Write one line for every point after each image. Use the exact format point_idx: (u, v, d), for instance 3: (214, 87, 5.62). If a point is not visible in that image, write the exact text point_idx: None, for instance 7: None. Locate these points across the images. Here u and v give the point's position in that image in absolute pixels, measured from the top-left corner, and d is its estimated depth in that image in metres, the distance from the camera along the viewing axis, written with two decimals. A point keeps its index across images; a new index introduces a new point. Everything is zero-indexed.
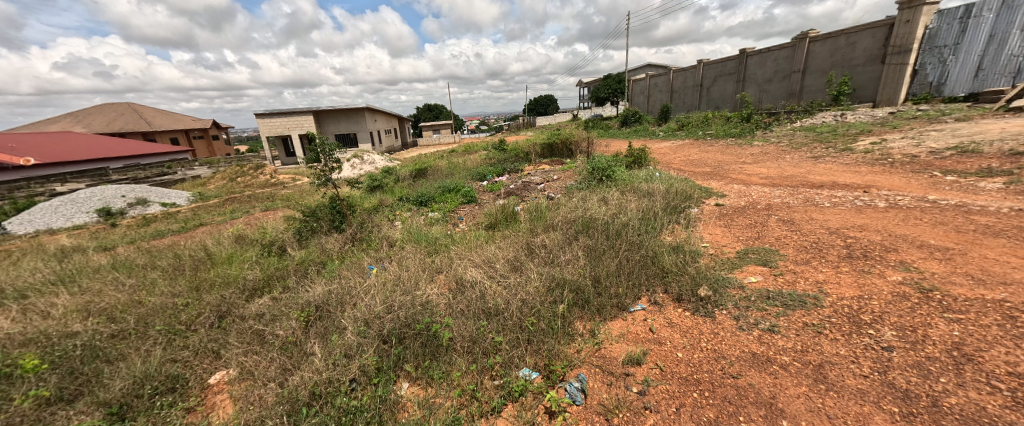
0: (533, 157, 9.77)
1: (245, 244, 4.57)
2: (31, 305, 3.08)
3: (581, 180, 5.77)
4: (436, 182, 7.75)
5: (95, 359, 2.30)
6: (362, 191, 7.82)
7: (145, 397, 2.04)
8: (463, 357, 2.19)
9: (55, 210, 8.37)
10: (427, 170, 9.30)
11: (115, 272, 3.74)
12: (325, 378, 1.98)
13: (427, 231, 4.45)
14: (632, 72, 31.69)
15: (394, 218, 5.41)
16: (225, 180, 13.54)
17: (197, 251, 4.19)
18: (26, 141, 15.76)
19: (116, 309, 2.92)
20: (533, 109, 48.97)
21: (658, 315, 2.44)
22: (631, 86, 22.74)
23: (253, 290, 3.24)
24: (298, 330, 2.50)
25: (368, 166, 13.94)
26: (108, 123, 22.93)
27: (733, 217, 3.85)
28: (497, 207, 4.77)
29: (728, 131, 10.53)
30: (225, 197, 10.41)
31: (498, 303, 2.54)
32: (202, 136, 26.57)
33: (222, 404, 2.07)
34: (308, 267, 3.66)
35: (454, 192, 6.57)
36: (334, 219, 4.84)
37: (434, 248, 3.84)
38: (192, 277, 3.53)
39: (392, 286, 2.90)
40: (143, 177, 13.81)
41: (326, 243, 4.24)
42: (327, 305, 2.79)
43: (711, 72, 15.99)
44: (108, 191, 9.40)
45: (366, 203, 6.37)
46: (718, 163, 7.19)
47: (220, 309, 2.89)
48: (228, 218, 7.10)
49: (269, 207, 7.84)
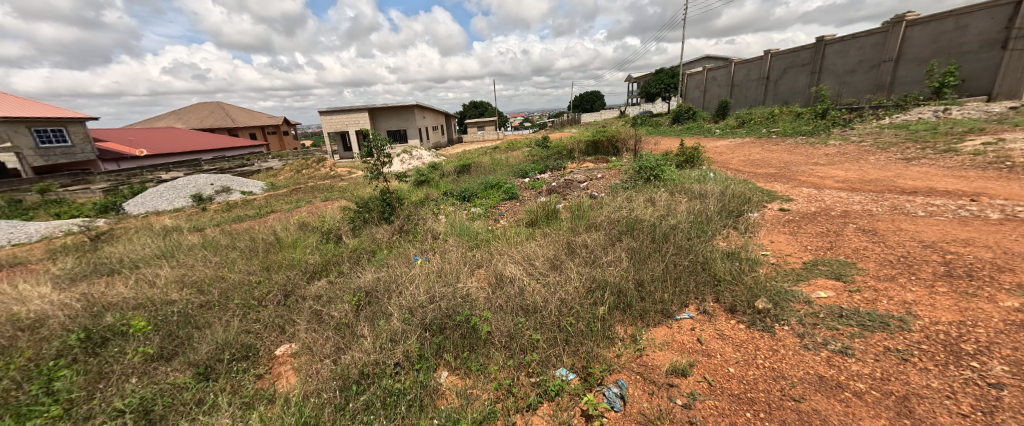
0: (577, 154, 9.59)
1: (307, 231, 5.02)
2: (142, 274, 3.65)
3: (626, 179, 5.56)
4: (479, 178, 7.91)
5: (188, 325, 2.67)
6: (410, 185, 8.21)
7: (225, 361, 2.32)
8: (500, 352, 2.22)
9: (161, 194, 9.83)
10: (471, 166, 9.51)
11: (205, 250, 4.31)
12: (373, 359, 2.12)
13: (469, 226, 4.56)
14: (688, 66, 29.78)
15: (439, 212, 5.62)
16: (293, 172, 14.93)
17: (269, 235, 4.69)
18: (141, 136, 18.62)
19: (203, 282, 3.36)
20: (578, 105, 47.94)
21: (707, 325, 2.28)
22: (686, 80, 21.39)
23: (313, 273, 3.55)
24: (350, 313, 2.70)
25: (416, 161, 14.60)
26: (202, 120, 26.32)
27: (801, 224, 3.48)
28: (539, 205, 4.74)
29: (798, 128, 9.52)
30: (292, 187, 11.51)
31: (536, 300, 2.54)
32: (275, 131, 29.53)
33: (285, 375, 2.30)
34: (361, 255, 3.93)
35: (496, 188, 6.66)
36: (384, 210, 5.16)
37: (475, 243, 3.92)
38: (264, 258, 3.95)
39: (434, 277, 3.02)
40: (227, 168, 15.71)
41: (377, 233, 4.52)
42: (376, 291, 2.97)
43: (780, 64, 14.53)
44: (201, 180, 10.82)
45: (414, 197, 6.67)
46: (784, 164, 6.53)
47: (286, 289, 3.20)
48: (293, 207, 7.84)
49: (328, 198, 8.53)
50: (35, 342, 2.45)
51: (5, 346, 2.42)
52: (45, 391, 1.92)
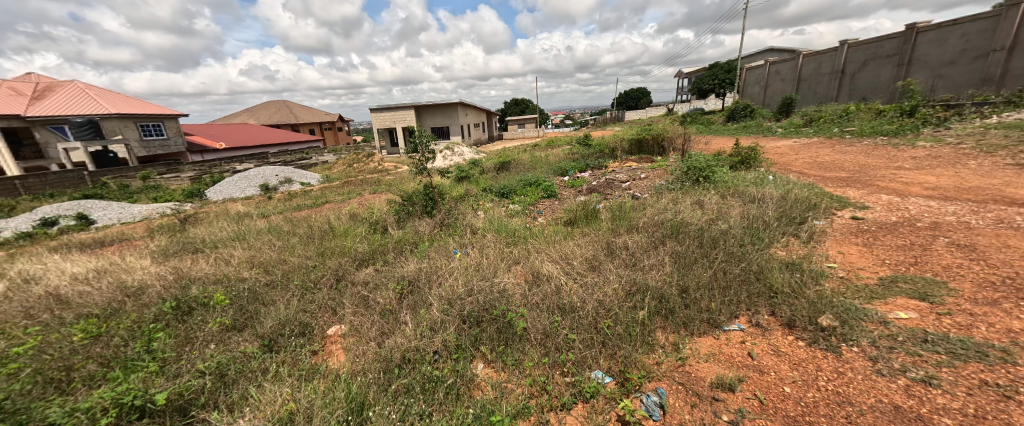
0: (620, 153, 9.28)
1: (357, 221, 5.37)
2: (220, 254, 4.13)
3: (672, 180, 5.29)
4: (518, 175, 7.95)
5: (256, 301, 2.98)
6: (451, 180, 8.45)
7: (285, 336, 2.56)
8: (535, 349, 2.23)
9: (235, 183, 11.00)
10: (510, 163, 9.57)
11: (270, 235, 4.78)
12: (413, 346, 2.23)
13: (507, 222, 4.60)
14: (747, 60, 27.59)
15: (478, 207, 5.73)
16: (345, 166, 15.99)
17: (323, 224, 5.08)
18: (221, 131, 20.94)
19: (269, 264, 3.73)
20: (623, 102, 46.26)
21: (760, 339, 2.12)
22: (745, 75, 19.84)
23: (361, 261, 3.80)
24: (394, 300, 2.85)
25: (457, 157, 15.00)
26: (270, 116, 29.00)
27: (878, 235, 3.10)
28: (578, 204, 4.67)
29: (877, 128, 8.46)
30: (345, 180, 12.34)
31: (573, 300, 2.52)
32: (331, 128, 31.78)
33: (336, 353, 2.49)
34: (404, 246, 4.13)
35: (535, 186, 6.66)
36: (426, 204, 5.37)
37: (513, 240, 3.95)
38: (319, 245, 4.29)
39: (472, 271, 3.10)
40: (290, 161, 17.19)
41: (420, 226, 4.71)
42: (418, 281, 3.11)
43: (858, 55, 12.99)
44: (268, 171, 11.95)
45: (454, 192, 6.86)
46: (858, 167, 5.84)
47: (337, 274, 3.45)
48: (345, 198, 8.41)
49: (376, 191, 9.03)
50: (139, 307, 2.87)
51: (118, 308, 2.87)
52: (146, 348, 2.25)
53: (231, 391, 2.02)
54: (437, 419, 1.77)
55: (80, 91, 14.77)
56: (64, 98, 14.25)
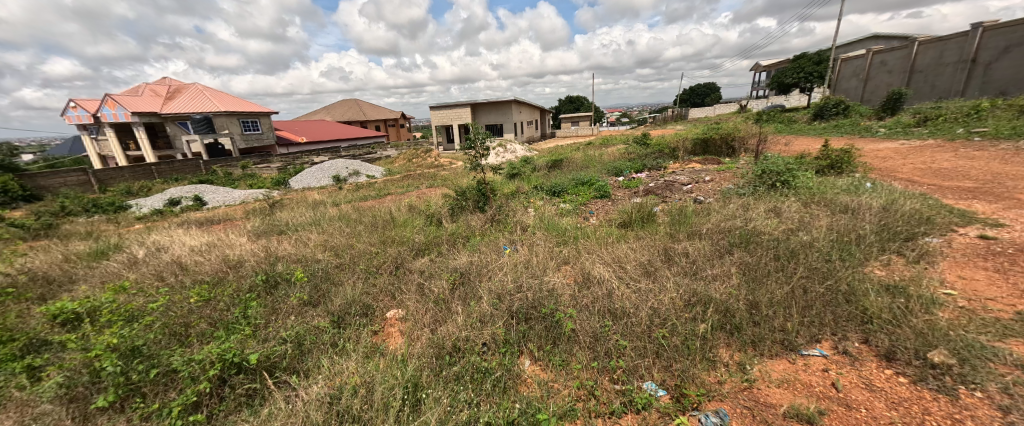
0: (682, 153, 8.69)
1: (415, 212, 5.70)
2: (299, 236, 4.66)
3: (743, 184, 4.83)
4: (570, 174, 7.82)
5: (327, 281, 3.31)
6: (503, 177, 8.58)
7: (351, 315, 2.81)
8: (584, 351, 2.19)
9: (312, 174, 12.28)
10: (563, 161, 9.46)
11: (340, 221, 5.27)
12: (464, 336, 2.32)
13: (558, 221, 4.55)
14: (843, 50, 24.14)
15: (529, 205, 5.76)
16: (405, 160, 17.01)
17: (385, 214, 5.47)
18: (303, 127, 23.49)
19: (339, 248, 4.12)
20: (687, 98, 43.20)
21: (848, 369, 1.86)
22: (839, 66, 17.34)
23: (417, 250, 4.02)
24: (447, 290, 2.99)
25: (510, 154, 15.19)
26: (343, 114, 31.83)
27: (1016, 260, 2.53)
28: (633, 205, 4.46)
29: (1020, 128, 6.90)
30: (404, 174, 13.16)
31: (626, 305, 2.43)
32: (394, 124, 34.00)
33: (394, 336, 2.67)
34: (457, 239, 4.30)
35: (588, 185, 6.50)
36: (479, 200, 5.54)
37: (563, 239, 3.90)
38: (381, 233, 4.63)
39: (522, 268, 3.13)
40: (359, 156, 18.74)
41: (472, 221, 4.86)
42: (469, 273, 3.22)
43: (997, 42, 10.72)
44: (339, 164, 13.16)
45: (506, 189, 6.95)
46: (990, 176, 4.82)
47: (397, 262, 3.70)
48: (404, 191, 8.94)
49: (432, 185, 9.48)
50: (237, 278, 3.36)
51: (222, 277, 3.39)
52: (243, 314, 2.62)
53: (307, 360, 2.28)
54: (484, 409, 1.83)
55: (198, 91, 17.52)
56: (188, 98, 17.03)
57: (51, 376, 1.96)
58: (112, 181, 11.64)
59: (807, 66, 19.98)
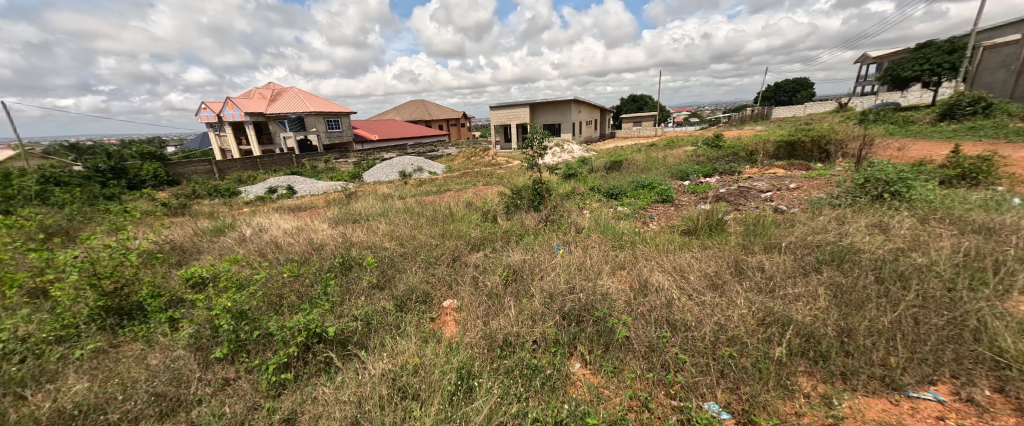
0: (761, 157, 7.83)
1: (472, 208, 5.91)
2: (370, 225, 5.12)
3: (838, 194, 4.21)
4: (630, 176, 7.49)
5: (393, 267, 3.60)
6: (559, 177, 8.51)
7: (412, 301, 3.02)
8: (638, 361, 2.10)
9: (382, 169, 13.36)
10: (622, 162, 9.09)
11: (404, 214, 5.68)
12: (516, 332, 2.36)
13: (614, 225, 4.40)
14: (987, 36, 19.72)
15: (584, 206, 5.64)
16: (465, 158, 17.69)
17: (444, 209, 5.76)
18: (376, 125, 25.63)
19: (403, 238, 4.46)
20: (770, 96, 38.67)
21: (974, 421, 1.53)
22: (980, 55, 14.22)
23: (473, 245, 4.18)
24: (500, 286, 3.07)
25: (567, 155, 15.02)
26: (410, 114, 34.09)
27: None
28: (700, 212, 4.13)
29: None
30: (463, 171, 13.72)
31: (687, 318, 2.28)
32: (456, 124, 35.52)
33: (449, 324, 2.80)
34: (511, 237, 4.38)
35: (648, 189, 6.17)
36: (534, 199, 5.58)
37: (620, 243, 3.76)
38: (440, 227, 4.89)
39: (575, 270, 3.09)
40: (423, 153, 19.96)
41: (526, 219, 4.90)
42: (522, 271, 3.26)
43: None
44: (406, 160, 14.13)
45: (562, 189, 6.89)
46: None
47: (454, 255, 3.89)
48: (463, 187, 9.31)
49: (488, 182, 9.74)
50: (320, 258, 3.81)
51: (308, 257, 3.87)
52: (323, 291, 2.97)
53: (373, 337, 2.50)
54: (533, 405, 1.85)
55: (294, 93, 19.99)
56: (285, 100, 19.54)
57: (185, 327, 2.41)
58: (229, 171, 13.89)
59: (934, 55, 16.65)
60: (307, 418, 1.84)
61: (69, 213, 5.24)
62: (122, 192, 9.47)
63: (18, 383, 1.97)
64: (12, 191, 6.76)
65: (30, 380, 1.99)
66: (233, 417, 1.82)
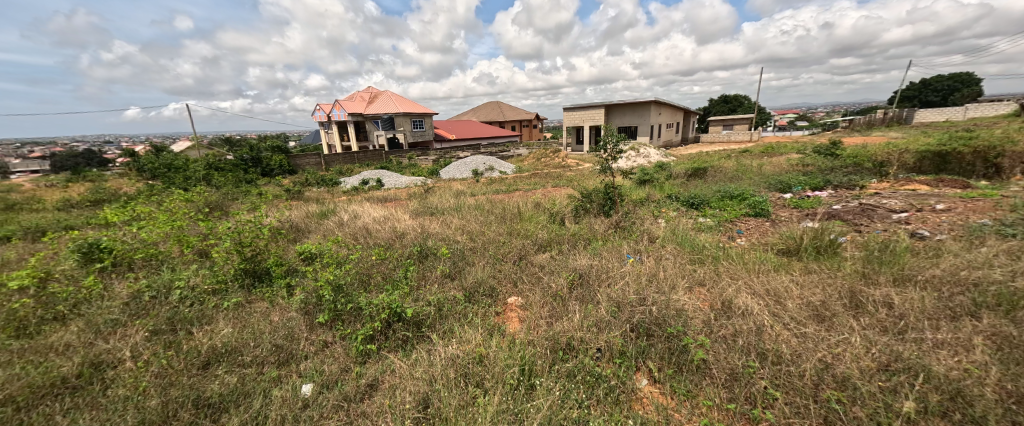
0: (892, 169, 6.46)
1: (540, 208, 5.96)
2: (444, 218, 5.49)
3: (1012, 222, 3.27)
4: (715, 185, 6.79)
5: (463, 260, 3.81)
6: (632, 182, 8.10)
7: (479, 294, 3.16)
8: (717, 388, 1.91)
9: (457, 167, 14.19)
10: (706, 169, 8.29)
11: (475, 210, 5.96)
12: (579, 337, 2.31)
13: (694, 236, 4.04)
14: None
15: (660, 215, 5.29)
16: (535, 159, 17.86)
17: (513, 208, 5.90)
18: (454, 125, 27.28)
19: (474, 233, 4.68)
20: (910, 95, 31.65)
21: None
22: None
23: (540, 246, 4.21)
24: (565, 289, 3.04)
25: (642, 159, 14.23)
26: (486, 114, 35.54)
27: None
28: (804, 229, 3.56)
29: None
30: (532, 171, 13.88)
31: (781, 350, 2.00)
32: (528, 125, 36.05)
33: (513, 320, 2.86)
34: (578, 240, 4.30)
35: (737, 199, 5.54)
36: (605, 204, 5.41)
37: (699, 257, 3.44)
38: (509, 225, 5.03)
39: (646, 281, 2.92)
40: (496, 153, 20.67)
41: (596, 224, 4.77)
42: (588, 276, 3.19)
43: None
44: (479, 159, 14.79)
45: (635, 195, 6.55)
46: None
47: (520, 253, 3.96)
48: (532, 188, 9.41)
49: (557, 184, 9.71)
50: (401, 245, 4.21)
51: (392, 243, 4.30)
52: (403, 275, 3.27)
53: (444, 323, 2.67)
54: (595, 414, 1.81)
55: (387, 96, 22.28)
56: (380, 102, 21.90)
57: (298, 293, 2.88)
58: (333, 163, 16.07)
59: None
60: (386, 387, 2.05)
61: (223, 193, 6.62)
62: (257, 178, 11.62)
63: (188, 322, 2.56)
64: (189, 174, 8.77)
65: (197, 321, 2.58)
66: (329, 375, 2.12)
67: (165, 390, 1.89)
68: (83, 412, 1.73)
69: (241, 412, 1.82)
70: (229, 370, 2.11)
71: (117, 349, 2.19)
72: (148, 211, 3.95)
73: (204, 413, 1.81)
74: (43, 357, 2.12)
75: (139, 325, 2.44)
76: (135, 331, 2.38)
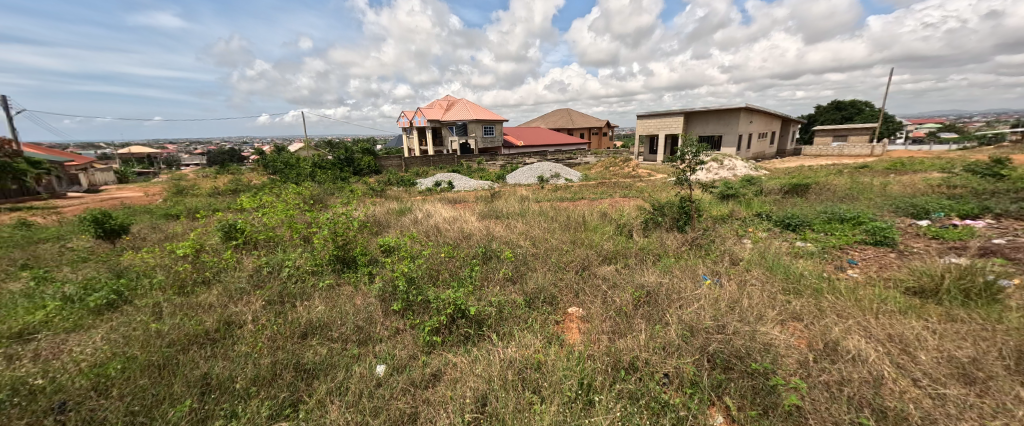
0: None
1: (606, 219, 5.75)
2: (509, 223, 5.61)
3: None
4: (819, 205, 5.84)
5: (525, 265, 3.85)
6: (714, 196, 7.37)
7: (540, 300, 3.15)
8: None
9: (524, 172, 14.41)
10: (807, 186, 7.19)
11: (540, 216, 5.98)
12: (645, 359, 2.17)
13: (788, 262, 3.53)
14: None
15: (745, 234, 4.72)
16: (603, 167, 17.31)
17: (578, 216, 5.79)
18: (524, 132, 27.79)
19: (537, 239, 4.70)
20: None
21: None
22: None
23: (604, 257, 4.06)
24: (630, 305, 2.88)
25: (725, 172, 12.89)
26: (555, 121, 35.56)
27: None
28: (946, 266, 2.86)
29: None
30: (600, 180, 13.47)
31: (907, 411, 1.64)
32: (598, 133, 35.21)
33: (572, 330, 2.79)
34: (647, 255, 4.05)
35: (848, 224, 4.68)
36: (679, 219, 5.02)
37: (795, 287, 2.98)
38: (573, 234, 4.94)
39: (725, 306, 2.63)
40: (563, 161, 20.53)
41: (667, 239, 4.45)
42: (657, 294, 2.99)
43: None
44: (546, 166, 14.83)
45: (716, 211, 5.95)
46: None
47: (583, 264, 3.86)
48: (598, 197, 9.12)
49: (626, 194, 9.28)
50: (468, 245, 4.41)
51: (459, 242, 4.54)
52: (468, 275, 3.41)
53: (504, 324, 2.72)
54: None
55: (463, 103, 23.63)
56: (456, 109, 23.30)
57: (377, 281, 3.20)
58: (411, 165, 17.53)
59: None
60: (448, 379, 2.15)
61: (323, 188, 7.66)
62: (349, 175, 13.20)
63: (293, 296, 3.01)
64: (299, 170, 10.31)
65: (299, 296, 3.01)
66: (400, 360, 2.30)
67: (273, 352, 2.24)
68: (217, 360, 2.13)
69: (328, 381, 2.06)
70: (321, 342, 2.41)
71: (242, 313, 2.66)
72: (270, 201, 4.75)
73: (301, 376, 2.09)
74: (195, 312, 2.67)
75: (258, 294, 2.94)
76: (256, 299, 2.87)
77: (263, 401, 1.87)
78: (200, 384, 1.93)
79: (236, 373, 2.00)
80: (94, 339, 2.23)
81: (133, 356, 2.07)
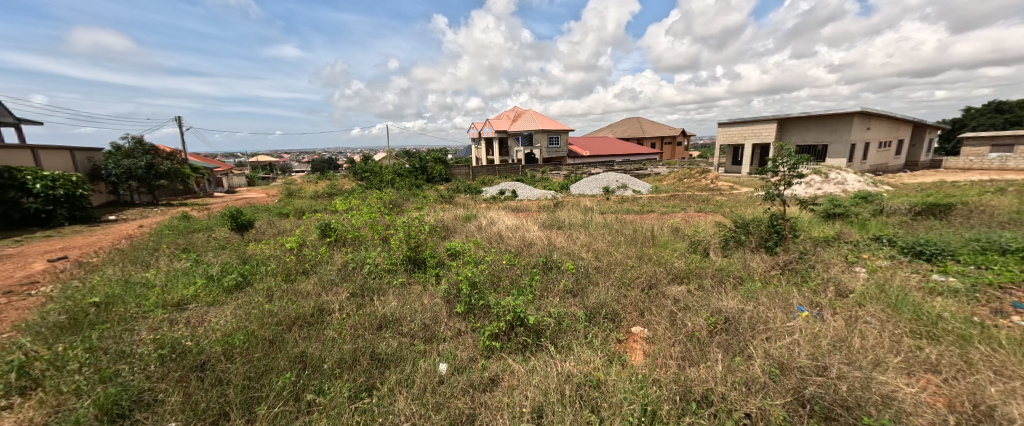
0: None
1: (678, 234, 5.33)
2: (572, 234, 5.53)
3: None
4: (966, 230, 4.68)
5: (587, 278, 3.74)
6: (814, 214, 6.37)
7: (601, 316, 3.03)
8: None
9: (589, 183, 14.10)
10: (948, 207, 5.82)
11: (604, 229, 5.78)
12: (719, 393, 1.94)
13: (918, 298, 2.88)
14: None
15: (855, 261, 3.99)
16: (677, 179, 16.11)
17: (646, 230, 5.46)
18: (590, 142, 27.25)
19: (601, 252, 4.55)
20: None
21: None
22: None
23: (675, 276, 3.76)
24: (704, 331, 2.61)
25: (829, 186, 11.07)
26: (624, 130, 34.27)
27: None
28: None
29: None
30: (672, 193, 12.56)
31: None
32: (672, 142, 33.00)
33: (636, 352, 2.62)
34: (726, 277, 3.65)
35: (1013, 257, 3.66)
36: (768, 238, 4.45)
37: (927, 331, 2.42)
38: (639, 249, 4.67)
39: (827, 345, 2.24)
40: (632, 171, 19.62)
41: (752, 261, 3.95)
42: (737, 322, 2.66)
43: None
44: (612, 176, 14.32)
45: (817, 232, 5.12)
46: None
47: (650, 281, 3.61)
48: (670, 211, 8.51)
49: (702, 209, 8.51)
50: (529, 254, 4.44)
51: (520, 250, 4.60)
52: (528, 284, 3.44)
53: (563, 337, 2.68)
54: None
55: (530, 114, 24.10)
56: (524, 120, 23.83)
57: (443, 283, 3.39)
58: (479, 173, 18.34)
59: None
60: (505, 385, 2.17)
61: (401, 194, 8.42)
62: (423, 183, 14.31)
63: (372, 290, 3.35)
64: (381, 178, 11.48)
65: (377, 291, 3.33)
66: (461, 361, 2.39)
67: (354, 339, 2.51)
68: (311, 341, 2.45)
69: (397, 372, 2.23)
70: (393, 335, 2.63)
71: (332, 302, 3.03)
72: (357, 204, 5.36)
73: (376, 364, 2.31)
74: (296, 297, 3.13)
75: (345, 287, 3.34)
76: (343, 291, 3.26)
77: (345, 383, 2.10)
78: (297, 360, 2.24)
79: (326, 354, 2.29)
80: (225, 313, 2.74)
81: (251, 329, 2.50)
